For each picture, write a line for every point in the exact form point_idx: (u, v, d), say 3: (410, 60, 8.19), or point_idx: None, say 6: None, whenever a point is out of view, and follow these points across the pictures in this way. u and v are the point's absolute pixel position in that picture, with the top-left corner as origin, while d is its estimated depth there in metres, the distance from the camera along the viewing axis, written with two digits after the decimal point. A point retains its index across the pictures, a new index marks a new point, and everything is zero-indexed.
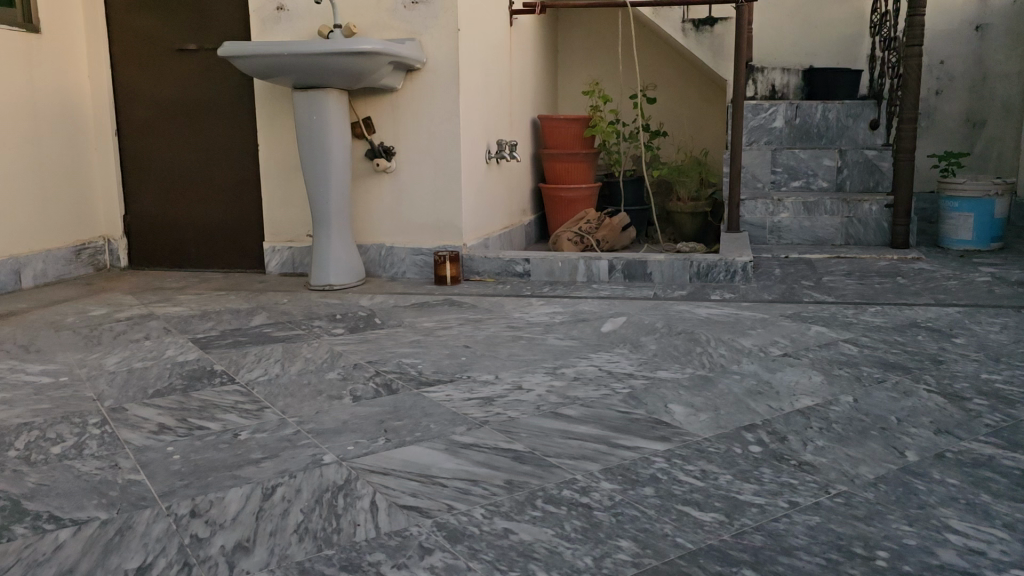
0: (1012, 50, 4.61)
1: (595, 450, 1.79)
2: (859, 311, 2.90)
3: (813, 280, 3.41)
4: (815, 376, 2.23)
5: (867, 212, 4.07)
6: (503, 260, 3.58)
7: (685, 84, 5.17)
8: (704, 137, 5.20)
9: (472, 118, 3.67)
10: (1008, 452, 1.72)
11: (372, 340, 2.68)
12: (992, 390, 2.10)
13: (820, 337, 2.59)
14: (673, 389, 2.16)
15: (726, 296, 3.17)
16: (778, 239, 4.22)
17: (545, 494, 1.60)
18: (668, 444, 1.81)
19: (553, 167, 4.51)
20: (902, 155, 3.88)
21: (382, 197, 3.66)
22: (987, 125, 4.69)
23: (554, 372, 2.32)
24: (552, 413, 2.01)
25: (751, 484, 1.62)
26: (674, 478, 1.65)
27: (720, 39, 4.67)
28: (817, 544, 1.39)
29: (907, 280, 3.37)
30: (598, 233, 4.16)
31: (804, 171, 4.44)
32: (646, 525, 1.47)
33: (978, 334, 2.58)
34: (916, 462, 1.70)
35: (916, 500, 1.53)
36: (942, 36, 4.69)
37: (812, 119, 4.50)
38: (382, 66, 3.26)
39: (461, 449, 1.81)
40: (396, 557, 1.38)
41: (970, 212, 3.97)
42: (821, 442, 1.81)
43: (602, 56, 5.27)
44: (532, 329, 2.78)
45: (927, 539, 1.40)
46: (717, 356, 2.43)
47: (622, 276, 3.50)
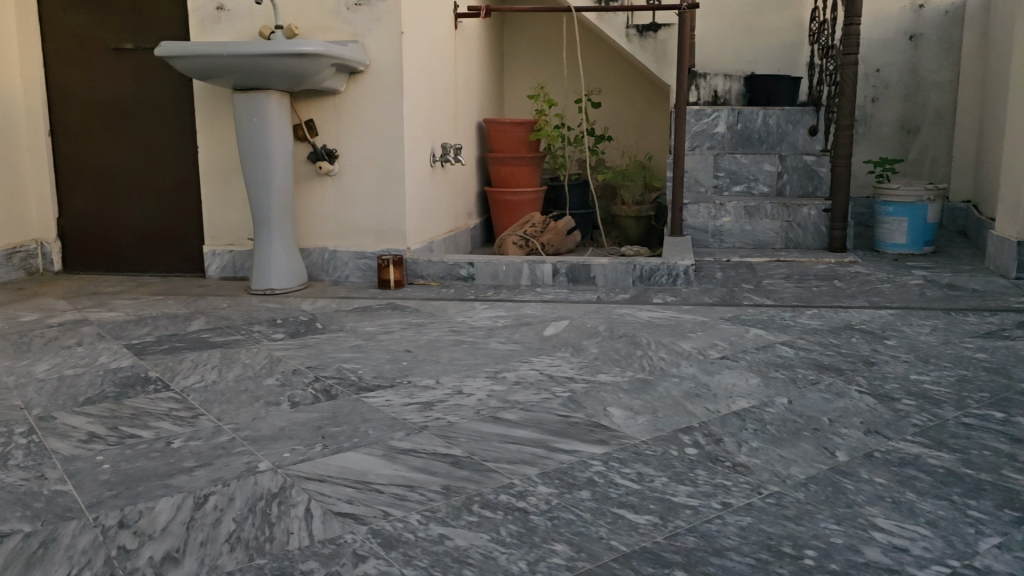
0: (945, 58, 4.74)
1: (533, 454, 1.80)
2: (797, 314, 2.96)
3: (753, 283, 3.48)
4: (751, 379, 2.26)
5: (807, 217, 4.16)
6: (447, 263, 3.57)
7: (631, 89, 5.22)
8: (648, 142, 5.25)
9: (416, 122, 3.65)
10: (933, 451, 1.77)
11: (313, 345, 2.65)
12: (921, 390, 2.15)
13: (757, 340, 2.63)
14: (613, 392, 2.18)
15: (668, 299, 3.21)
16: (720, 243, 4.28)
17: (482, 499, 1.60)
18: (605, 448, 1.83)
19: (499, 170, 4.52)
20: (839, 162, 3.97)
21: (325, 200, 3.62)
22: (921, 132, 4.82)
23: (495, 376, 2.32)
24: (492, 418, 2.02)
25: (686, 486, 1.64)
26: (610, 481, 1.66)
27: (663, 44, 4.73)
28: (748, 544, 1.41)
29: (844, 283, 3.45)
30: (543, 237, 4.18)
31: (745, 176, 4.50)
32: (581, 528, 1.48)
33: (909, 336, 2.65)
34: (845, 462, 1.74)
35: (844, 500, 1.57)
36: (878, 44, 4.81)
37: (753, 124, 4.58)
38: (325, 68, 3.24)
39: (399, 454, 1.80)
40: (329, 565, 1.37)
41: (903, 217, 4.08)
42: (755, 443, 1.84)
43: (547, 60, 5.30)
44: (474, 333, 2.77)
45: (854, 537, 1.43)
46: (657, 359, 2.46)
47: (566, 280, 3.52)
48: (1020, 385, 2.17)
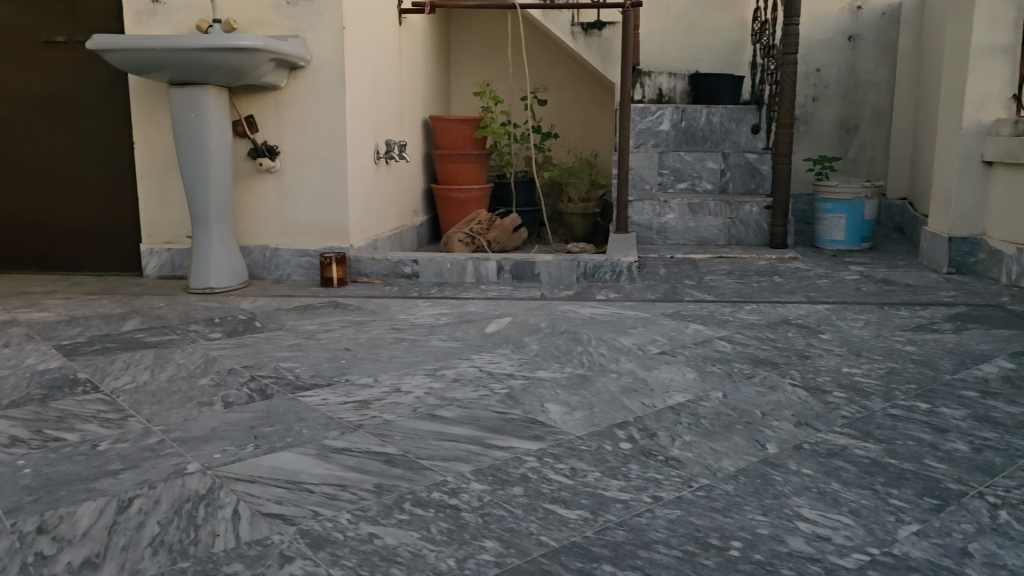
0: (882, 59, 4.85)
1: (468, 451, 1.79)
2: (736, 310, 3.00)
3: (695, 279, 3.52)
4: (688, 373, 2.29)
5: (748, 214, 4.22)
6: (391, 261, 3.55)
7: (576, 86, 5.24)
8: (594, 139, 5.29)
9: (359, 118, 3.61)
10: (860, 442, 1.81)
11: (250, 344, 2.61)
12: (852, 383, 2.20)
13: (696, 335, 2.66)
14: (551, 388, 2.18)
15: (610, 296, 3.23)
16: (665, 240, 4.31)
17: (414, 497, 1.59)
18: (540, 444, 1.83)
19: (445, 168, 4.50)
20: (780, 159, 4.03)
21: (266, 197, 3.57)
22: (859, 131, 4.93)
23: (434, 374, 2.31)
24: (428, 415, 2.00)
25: (619, 481, 1.65)
26: (544, 477, 1.66)
27: (607, 43, 4.76)
28: (676, 537, 1.43)
29: (783, 279, 3.50)
30: (489, 234, 4.17)
31: (689, 173, 4.54)
32: (511, 524, 1.48)
33: (843, 330, 2.71)
34: (775, 454, 1.77)
35: (772, 491, 1.59)
36: (818, 44, 4.89)
37: (697, 122, 4.63)
38: (263, 63, 3.19)
39: (332, 453, 1.78)
40: (254, 567, 1.35)
41: (841, 214, 4.16)
42: (688, 437, 1.86)
43: (492, 58, 5.29)
44: (415, 331, 2.76)
45: (779, 528, 1.45)
46: (597, 355, 2.47)
47: (510, 277, 3.52)
48: (946, 376, 2.23)
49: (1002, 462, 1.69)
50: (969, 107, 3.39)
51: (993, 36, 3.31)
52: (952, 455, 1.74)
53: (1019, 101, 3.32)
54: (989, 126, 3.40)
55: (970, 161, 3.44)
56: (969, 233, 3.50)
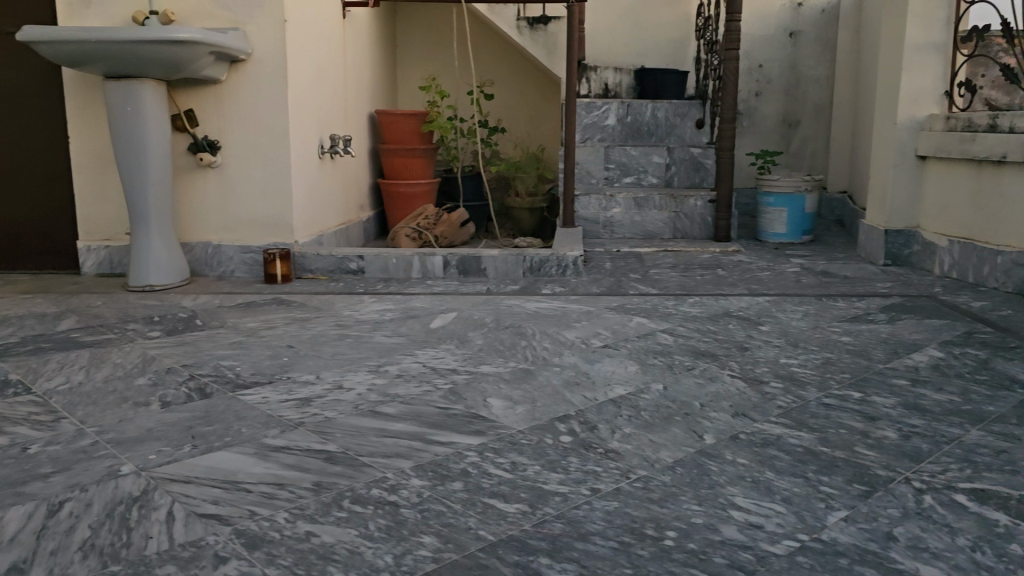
0: (821, 55, 4.94)
1: (408, 447, 1.79)
2: (679, 302, 3.04)
3: (640, 273, 3.55)
4: (630, 366, 2.31)
5: (693, 207, 4.27)
6: (336, 257, 3.52)
7: (523, 80, 5.25)
8: (541, 134, 5.30)
9: (302, 113, 3.57)
10: (794, 431, 1.85)
11: (190, 342, 2.57)
12: (788, 373, 2.25)
13: (639, 328, 2.69)
14: (494, 383, 2.19)
15: (556, 290, 3.25)
16: (611, 234, 4.35)
17: (352, 494, 1.58)
18: (482, 438, 1.84)
19: (392, 163, 4.48)
20: (723, 154, 4.09)
21: (208, 193, 3.51)
22: (801, 125, 5.02)
23: (377, 370, 2.30)
24: (370, 412, 2.00)
25: (558, 474, 1.66)
26: (484, 471, 1.67)
27: (553, 38, 4.77)
28: (612, 528, 1.45)
29: (726, 272, 3.56)
30: (436, 229, 4.17)
31: (635, 168, 4.58)
32: (450, 520, 1.48)
33: (782, 322, 2.76)
34: (712, 444, 1.80)
35: (708, 481, 1.62)
36: (760, 40, 4.97)
37: (642, 116, 4.67)
38: (202, 56, 3.13)
39: (271, 452, 1.76)
40: (188, 568, 1.33)
41: (783, 207, 4.24)
42: (628, 429, 1.88)
43: (439, 51, 5.27)
44: (360, 327, 2.74)
45: (713, 517, 1.48)
46: (541, 349, 2.49)
47: (456, 272, 3.52)
48: (878, 366, 2.29)
49: (929, 448, 1.75)
50: (904, 102, 3.47)
51: (927, 34, 3.40)
52: (881, 442, 1.79)
53: (951, 96, 3.42)
54: (923, 121, 3.49)
55: (905, 155, 3.53)
56: (904, 225, 3.60)
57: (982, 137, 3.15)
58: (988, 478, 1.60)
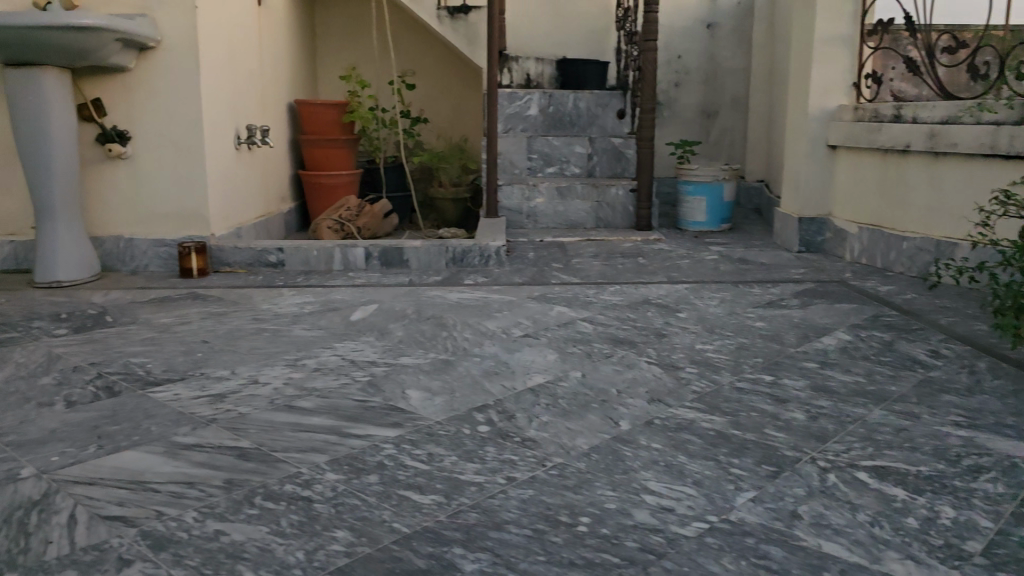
0: (737, 47, 5.05)
1: (324, 441, 1.77)
2: (600, 291, 3.08)
3: (562, 262, 3.58)
4: (549, 355, 2.33)
5: (615, 197, 4.33)
6: (255, 250, 3.45)
7: (445, 70, 5.23)
8: (464, 124, 5.29)
9: (216, 102, 3.48)
10: (707, 415, 1.89)
11: (98, 340, 2.48)
12: (704, 359, 2.30)
13: (560, 317, 2.71)
14: (414, 374, 2.18)
15: (478, 280, 3.25)
16: (535, 224, 4.36)
17: (265, 491, 1.55)
18: (399, 430, 1.82)
19: (313, 154, 4.41)
20: (643, 144, 4.15)
21: (118, 185, 3.40)
22: (719, 116, 5.13)
23: (294, 364, 2.26)
24: (286, 406, 1.96)
25: (474, 464, 1.67)
26: (400, 463, 1.66)
27: (474, 27, 4.76)
28: (527, 516, 1.45)
29: (647, 260, 3.61)
30: (359, 220, 4.12)
31: (557, 157, 4.60)
32: (364, 513, 1.47)
33: (699, 308, 2.82)
34: (627, 430, 1.83)
35: (622, 467, 1.64)
36: (679, 32, 5.04)
37: (564, 107, 4.70)
38: (108, 43, 3.02)
39: (181, 450, 1.72)
40: (89, 572, 1.29)
41: (702, 196, 4.32)
42: (545, 417, 1.90)
43: (359, 41, 5.20)
44: (278, 320, 2.69)
45: (626, 502, 1.50)
46: (461, 339, 2.48)
47: (379, 263, 3.48)
48: (790, 350, 2.35)
49: (833, 428, 1.80)
50: (814, 93, 3.58)
51: (835, 27, 3.50)
52: (790, 423, 1.84)
53: (858, 88, 3.55)
54: (833, 112, 3.60)
55: (816, 145, 3.64)
56: (816, 213, 3.71)
57: (887, 128, 3.26)
58: (888, 455, 1.66)
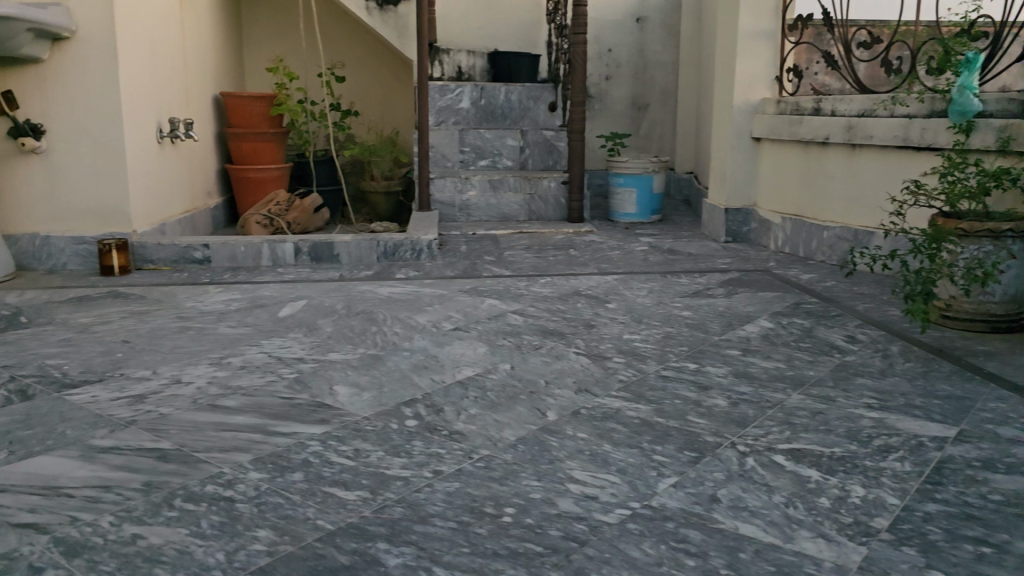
0: (666, 41, 5.12)
1: (248, 439, 1.74)
2: (531, 283, 3.09)
3: (494, 255, 3.59)
4: (479, 348, 2.34)
5: (547, 189, 4.35)
6: (179, 246, 3.36)
7: (375, 63, 5.18)
8: (395, 117, 5.25)
9: (137, 95, 3.38)
10: (632, 404, 1.92)
11: (12, 341, 2.40)
12: (631, 348, 2.33)
13: (490, 310, 2.72)
14: (342, 370, 2.16)
15: (410, 274, 3.24)
16: (467, 217, 4.36)
17: (185, 492, 1.52)
18: (325, 427, 1.81)
19: (240, 148, 4.32)
20: (575, 136, 4.18)
21: (33, 180, 3.28)
22: (649, 109, 5.20)
23: (219, 362, 2.22)
24: (209, 406, 1.93)
25: (401, 458, 1.66)
26: (326, 460, 1.65)
27: (404, 19, 4.72)
28: (452, 509, 1.46)
29: (578, 252, 3.64)
30: (288, 215, 4.06)
31: (489, 150, 4.60)
32: (288, 511, 1.46)
33: (628, 299, 2.86)
34: (554, 421, 1.84)
35: (548, 457, 1.66)
36: (609, 26, 5.07)
37: (496, 100, 4.70)
38: (18, 32, 2.92)
39: (98, 454, 1.67)
40: None
41: (633, 187, 4.37)
42: (473, 410, 1.90)
43: (286, 32, 5.12)
44: (203, 318, 2.64)
45: (550, 491, 1.52)
46: (391, 334, 2.47)
47: (309, 258, 3.44)
48: (714, 338, 2.40)
49: (754, 413, 1.85)
50: (738, 87, 3.65)
51: (757, 21, 3.58)
52: (712, 410, 1.88)
53: (780, 81, 3.64)
54: (757, 105, 3.68)
55: (742, 137, 3.71)
56: (742, 204, 3.79)
57: (808, 120, 3.35)
58: (804, 438, 1.71)
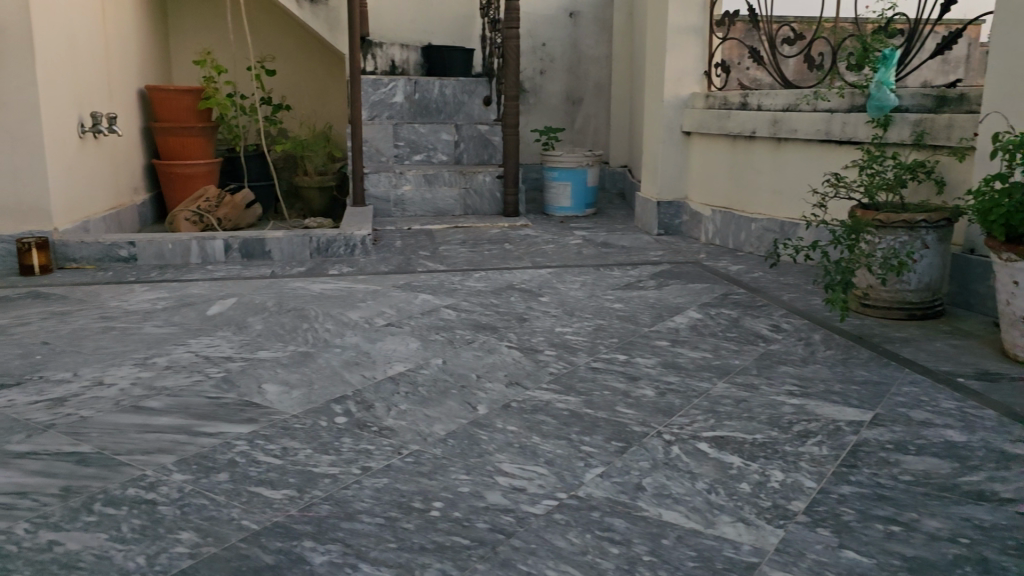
0: (599, 35, 5.17)
1: (173, 440, 1.71)
2: (465, 278, 3.10)
3: (429, 250, 3.58)
4: (411, 343, 2.33)
5: (482, 183, 4.35)
6: (103, 244, 3.28)
7: (307, 56, 5.11)
8: (328, 111, 5.19)
9: (56, 88, 3.27)
10: (562, 396, 1.94)
11: None
12: (562, 341, 2.35)
13: (424, 305, 2.72)
14: (271, 367, 2.14)
15: (343, 270, 3.21)
16: (402, 212, 4.34)
17: (105, 496, 1.49)
18: (253, 426, 1.79)
19: (167, 142, 4.23)
20: (509, 130, 4.19)
21: None
22: (583, 103, 5.24)
23: (144, 363, 2.17)
24: (133, 407, 1.89)
25: (330, 456, 1.65)
26: (252, 460, 1.63)
27: (334, 12, 4.67)
28: (379, 505, 1.46)
29: (513, 246, 3.66)
30: (218, 211, 3.98)
31: (424, 144, 4.58)
32: (212, 512, 1.44)
33: (561, 292, 2.89)
34: (484, 414, 1.85)
35: (477, 450, 1.67)
36: (542, 20, 5.09)
37: (430, 93, 4.69)
38: None
39: (14, 459, 1.62)
40: None
41: (567, 181, 4.40)
42: (404, 406, 1.90)
43: (215, 25, 5.02)
44: (127, 318, 2.58)
45: (479, 484, 1.53)
46: (322, 330, 2.45)
47: (239, 255, 3.38)
48: (644, 329, 2.44)
49: (680, 403, 1.89)
50: (668, 82, 3.71)
51: (686, 17, 3.63)
52: (640, 400, 1.91)
53: (709, 76, 3.72)
54: (687, 100, 3.74)
55: (672, 131, 3.77)
56: (673, 197, 3.85)
57: (735, 115, 3.42)
58: (729, 425, 1.75)
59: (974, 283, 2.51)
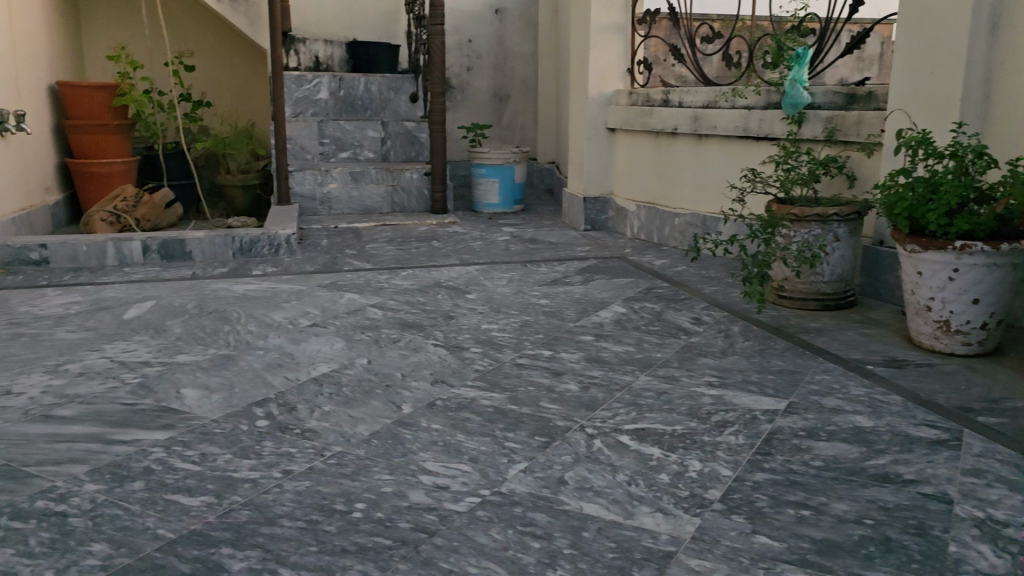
0: (525, 32, 5.19)
1: (85, 450, 1.66)
2: (392, 276, 3.08)
3: (356, 248, 3.55)
4: (336, 343, 2.31)
5: (409, 180, 4.33)
6: (14, 246, 3.15)
7: (228, 52, 5.01)
8: (251, 108, 5.10)
9: None
10: (487, 393, 1.95)
11: None
12: (488, 338, 2.36)
13: (349, 304, 2.69)
14: (190, 372, 2.09)
15: (267, 270, 3.15)
16: (329, 210, 4.29)
17: (12, 510, 1.43)
18: (170, 432, 1.74)
19: (81, 141, 4.09)
20: (435, 127, 4.18)
21: None
22: (511, 100, 5.25)
23: (55, 370, 2.10)
24: (42, 417, 1.82)
25: (250, 460, 1.63)
26: (168, 467, 1.59)
27: (254, 7, 4.58)
28: (300, 508, 1.44)
29: (441, 243, 3.65)
30: (137, 211, 3.87)
31: (350, 142, 4.53)
32: (126, 522, 1.40)
33: (488, 288, 2.89)
34: (408, 414, 1.85)
35: (400, 450, 1.66)
36: (468, 18, 5.08)
37: (355, 90, 4.64)
38: None
39: None
40: None
41: (494, 178, 4.41)
42: (327, 407, 1.88)
43: (130, 19, 4.87)
44: (38, 324, 2.48)
45: (402, 484, 1.53)
46: (244, 333, 2.40)
47: (158, 256, 3.30)
48: (569, 325, 2.46)
49: (603, 397, 1.92)
50: (592, 79, 3.75)
51: (609, 15, 3.67)
52: (563, 395, 1.93)
53: (632, 74, 3.78)
54: (611, 97, 3.79)
55: (597, 127, 3.82)
56: (599, 193, 3.90)
57: (658, 112, 3.49)
58: (649, 418, 1.78)
59: (884, 273, 2.61)
